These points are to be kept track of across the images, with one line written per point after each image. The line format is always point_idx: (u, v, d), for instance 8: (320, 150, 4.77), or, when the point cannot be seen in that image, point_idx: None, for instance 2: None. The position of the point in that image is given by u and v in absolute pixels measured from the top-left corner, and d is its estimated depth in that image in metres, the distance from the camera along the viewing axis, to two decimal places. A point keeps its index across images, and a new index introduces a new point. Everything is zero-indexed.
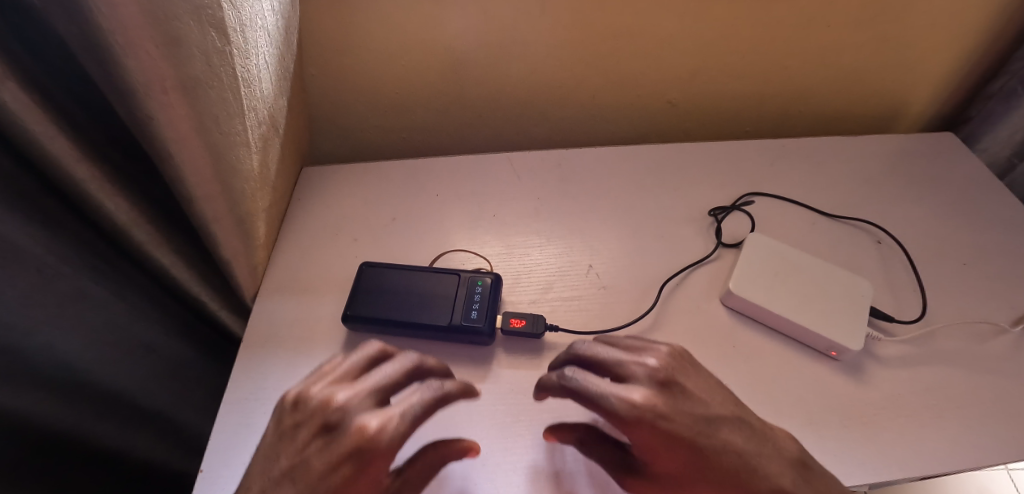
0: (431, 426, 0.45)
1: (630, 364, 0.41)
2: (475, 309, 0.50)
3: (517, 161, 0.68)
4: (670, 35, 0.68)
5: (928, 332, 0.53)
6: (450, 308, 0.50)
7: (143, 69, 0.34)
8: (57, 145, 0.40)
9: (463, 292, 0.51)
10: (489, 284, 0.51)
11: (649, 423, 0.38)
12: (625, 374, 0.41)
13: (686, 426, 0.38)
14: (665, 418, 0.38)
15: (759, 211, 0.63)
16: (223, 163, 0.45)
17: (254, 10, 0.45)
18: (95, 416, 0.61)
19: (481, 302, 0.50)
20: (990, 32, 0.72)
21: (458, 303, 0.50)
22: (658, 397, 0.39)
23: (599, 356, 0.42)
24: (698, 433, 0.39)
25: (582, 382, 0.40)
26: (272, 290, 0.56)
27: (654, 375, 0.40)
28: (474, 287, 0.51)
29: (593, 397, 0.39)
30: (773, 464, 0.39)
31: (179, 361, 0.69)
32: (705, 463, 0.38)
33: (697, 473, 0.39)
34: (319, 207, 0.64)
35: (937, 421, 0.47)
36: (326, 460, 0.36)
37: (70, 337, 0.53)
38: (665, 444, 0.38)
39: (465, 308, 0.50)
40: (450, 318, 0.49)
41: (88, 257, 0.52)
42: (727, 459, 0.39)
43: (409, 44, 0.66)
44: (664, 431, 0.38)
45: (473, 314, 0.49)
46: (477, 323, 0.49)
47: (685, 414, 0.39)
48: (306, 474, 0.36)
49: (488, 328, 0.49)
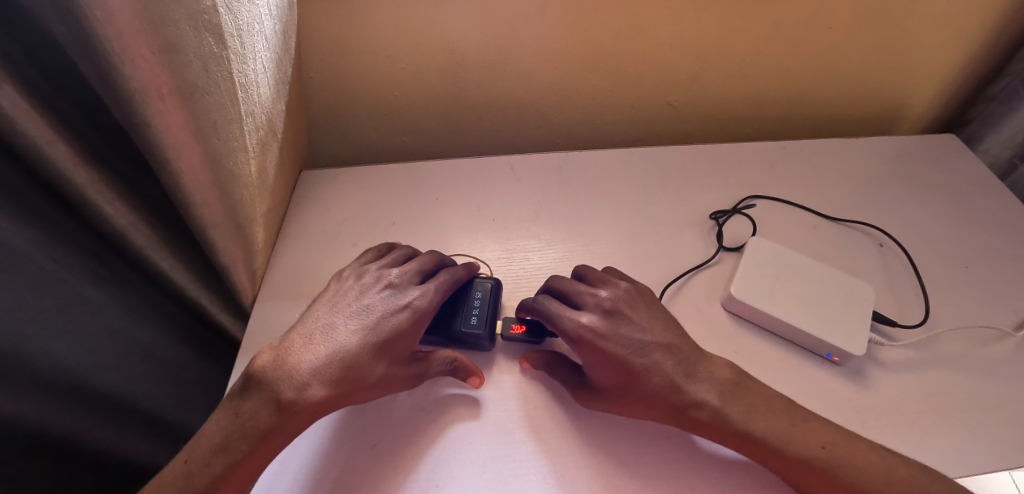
0: (431, 433, 0.45)
1: (586, 294, 0.47)
2: (475, 315, 0.49)
3: (517, 165, 0.68)
4: (670, 37, 0.68)
5: (931, 336, 0.52)
6: (449, 313, 0.49)
7: (140, 77, 0.34)
8: (56, 149, 0.40)
9: (463, 297, 0.50)
10: (489, 288, 0.51)
11: (589, 341, 0.44)
12: (579, 302, 0.47)
13: (623, 348, 0.43)
14: (603, 338, 0.44)
15: (760, 214, 0.63)
16: (220, 169, 0.44)
17: (252, 15, 0.44)
18: (93, 419, 0.60)
19: (481, 307, 0.50)
20: (991, 34, 0.72)
21: (457, 308, 0.50)
22: (601, 320, 0.45)
23: (561, 283, 0.49)
24: (632, 356, 0.43)
25: (541, 305, 0.47)
26: (271, 295, 0.56)
27: (601, 304, 0.46)
28: (474, 292, 0.51)
29: (546, 317, 0.46)
30: (703, 388, 0.43)
31: (179, 366, 0.69)
32: (635, 382, 0.43)
33: (627, 391, 0.43)
34: (318, 211, 0.64)
35: (940, 426, 0.46)
36: (388, 307, 0.46)
37: (69, 342, 0.52)
38: (598, 361, 0.43)
39: (465, 313, 0.49)
40: (450, 324, 0.49)
41: (86, 261, 0.52)
42: (657, 382, 0.42)
43: (407, 47, 0.66)
44: (601, 349, 0.43)
45: (473, 320, 0.49)
46: (477, 328, 0.49)
47: (624, 337, 0.44)
48: (369, 314, 0.46)
49: (488, 333, 0.49)
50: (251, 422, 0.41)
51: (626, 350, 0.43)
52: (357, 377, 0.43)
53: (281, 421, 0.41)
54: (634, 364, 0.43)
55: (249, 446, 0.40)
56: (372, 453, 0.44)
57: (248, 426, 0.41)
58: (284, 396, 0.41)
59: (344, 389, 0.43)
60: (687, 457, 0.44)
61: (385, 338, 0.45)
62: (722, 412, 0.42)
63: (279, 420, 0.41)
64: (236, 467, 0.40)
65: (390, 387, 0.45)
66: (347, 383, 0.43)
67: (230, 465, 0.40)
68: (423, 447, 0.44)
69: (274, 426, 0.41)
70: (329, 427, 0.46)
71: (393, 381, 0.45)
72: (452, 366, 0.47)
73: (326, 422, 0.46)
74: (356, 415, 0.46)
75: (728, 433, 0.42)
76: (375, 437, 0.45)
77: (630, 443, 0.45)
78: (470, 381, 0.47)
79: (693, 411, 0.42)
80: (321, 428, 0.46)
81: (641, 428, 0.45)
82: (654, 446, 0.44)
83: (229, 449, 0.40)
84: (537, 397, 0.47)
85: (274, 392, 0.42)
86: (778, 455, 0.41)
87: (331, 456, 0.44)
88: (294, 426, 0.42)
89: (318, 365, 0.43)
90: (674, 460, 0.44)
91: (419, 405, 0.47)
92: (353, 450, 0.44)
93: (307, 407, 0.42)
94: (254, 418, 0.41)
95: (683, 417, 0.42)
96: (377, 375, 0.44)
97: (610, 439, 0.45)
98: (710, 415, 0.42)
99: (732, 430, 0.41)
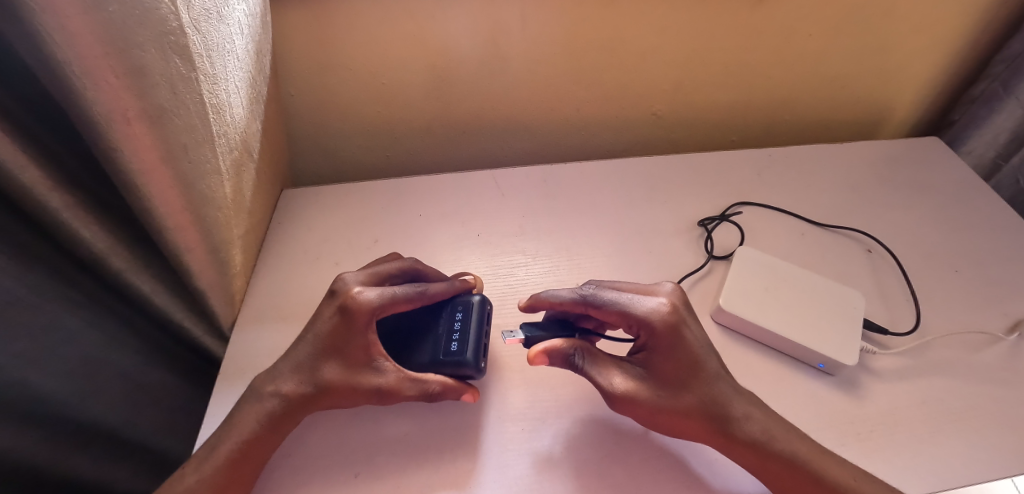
0: (419, 459, 0.44)
1: (654, 286, 0.47)
2: (456, 341, 0.46)
3: (501, 179, 0.68)
4: (653, 48, 0.68)
5: (923, 343, 0.52)
6: (431, 343, 0.47)
7: (104, 101, 0.33)
8: (27, 175, 0.38)
9: (445, 323, 0.48)
10: (469, 309, 0.48)
11: (675, 324, 0.43)
12: (651, 291, 0.46)
13: (696, 340, 0.43)
14: (685, 325, 0.43)
15: (747, 222, 0.63)
16: (193, 192, 0.43)
17: (223, 35, 0.44)
18: (76, 453, 0.57)
19: (462, 330, 0.47)
20: (968, 38, 0.73)
21: (439, 336, 0.47)
22: (681, 307, 0.44)
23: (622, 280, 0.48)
24: (701, 353, 0.43)
25: (612, 296, 0.45)
26: (252, 317, 0.55)
27: (678, 294, 0.46)
28: (454, 315, 0.48)
29: (622, 304, 0.44)
30: (751, 406, 0.42)
31: (162, 394, 0.66)
32: (694, 383, 0.42)
33: (685, 389, 0.42)
34: (299, 230, 0.63)
35: (937, 434, 0.45)
36: (330, 311, 0.46)
37: (46, 371, 0.50)
38: (677, 349, 0.42)
39: (446, 340, 0.47)
40: (431, 353, 0.46)
41: (64, 287, 0.50)
42: (713, 387, 0.42)
43: (390, 63, 0.65)
44: (681, 335, 0.43)
45: (454, 347, 0.46)
46: (459, 355, 0.45)
47: (695, 332, 0.44)
48: (318, 321, 0.46)
49: (471, 357, 0.45)
50: (228, 432, 0.42)
51: (699, 346, 0.43)
52: (312, 379, 0.44)
53: (253, 429, 0.42)
54: (699, 359, 0.42)
55: (227, 457, 0.41)
56: (353, 482, 0.43)
57: (225, 438, 0.41)
58: (254, 405, 0.43)
59: (304, 393, 0.43)
60: (681, 473, 0.43)
61: (333, 342, 0.44)
62: (768, 430, 0.41)
63: (250, 428, 0.42)
64: (217, 480, 0.40)
65: (354, 394, 0.43)
66: (306, 386, 0.44)
67: (212, 477, 0.40)
68: (412, 473, 0.43)
69: (248, 434, 0.42)
70: (309, 453, 0.45)
71: (351, 383, 0.43)
72: (434, 392, 0.44)
73: (306, 450, 0.45)
74: (337, 442, 0.45)
75: (773, 456, 0.40)
76: (358, 465, 0.44)
77: (620, 463, 0.44)
78: (462, 397, 0.45)
79: (741, 428, 0.41)
80: (301, 455, 0.45)
81: (631, 448, 0.45)
82: (645, 464, 0.44)
83: (209, 462, 0.40)
84: (524, 418, 0.46)
85: (248, 403, 0.43)
86: (816, 482, 0.40)
87: (311, 485, 0.43)
88: (271, 435, 0.42)
89: (280, 373, 0.44)
90: (665, 479, 0.43)
91: (404, 430, 0.46)
92: (341, 475, 0.43)
93: (274, 411, 0.43)
94: (231, 431, 0.42)
95: (731, 432, 0.41)
96: (330, 376, 0.44)
97: (601, 460, 0.44)
98: (759, 433, 0.41)
99: (777, 451, 0.40)
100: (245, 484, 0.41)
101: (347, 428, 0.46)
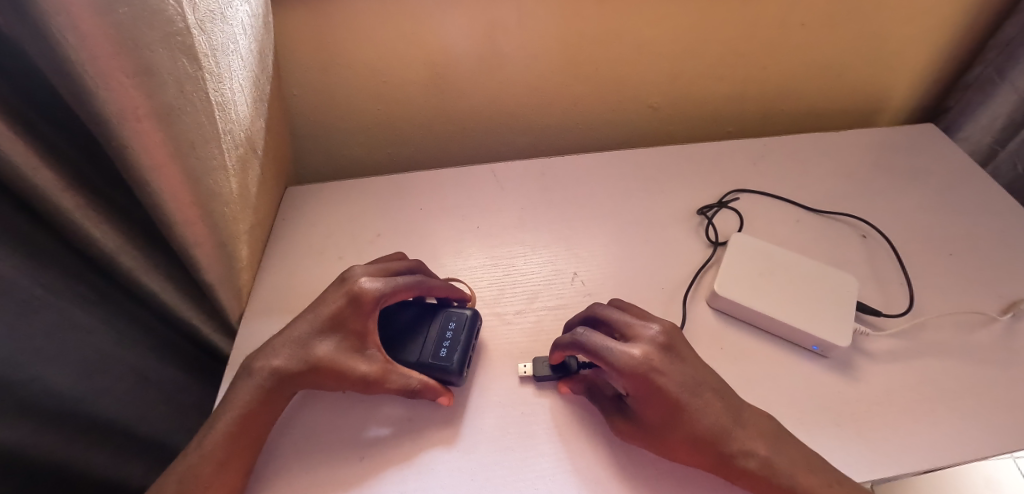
0: (423, 441, 0.45)
1: (639, 327, 0.45)
2: (445, 348, 0.48)
3: (499, 173, 0.69)
4: (648, 41, 0.69)
5: (917, 324, 0.53)
6: (420, 345, 0.48)
7: (116, 99, 0.35)
8: (40, 176, 0.39)
9: (436, 329, 0.49)
10: (462, 321, 0.50)
11: (645, 375, 0.42)
12: (630, 333, 0.45)
13: (675, 386, 0.42)
14: (659, 373, 0.42)
15: (746, 208, 0.64)
16: (200, 188, 0.45)
17: (226, 35, 0.45)
18: (91, 447, 0.59)
19: (453, 340, 0.48)
20: (962, 25, 0.73)
21: (427, 340, 0.48)
22: (656, 353, 0.43)
23: (612, 317, 0.47)
24: (683, 396, 0.42)
25: (592, 339, 0.44)
26: (258, 311, 0.56)
27: (660, 339, 0.44)
28: (446, 324, 0.49)
29: (600, 351, 0.43)
30: (755, 439, 0.41)
31: (173, 389, 0.68)
32: (683, 419, 0.41)
33: (674, 427, 0.41)
34: (304, 226, 0.64)
35: (931, 414, 0.46)
36: (335, 296, 0.48)
37: (62, 368, 0.52)
38: (653, 396, 0.41)
39: (436, 344, 0.48)
40: (419, 355, 0.47)
41: (76, 286, 0.51)
42: (707, 425, 0.41)
43: (389, 61, 0.67)
44: (656, 385, 0.41)
45: (442, 353, 0.47)
46: (445, 361, 0.47)
47: (678, 376, 0.42)
48: (322, 305, 0.48)
49: (457, 366, 0.47)
50: (226, 409, 0.43)
51: (682, 390, 0.42)
52: (305, 357, 0.45)
53: (247, 403, 0.43)
54: (680, 400, 0.41)
55: (225, 432, 0.42)
56: (361, 464, 0.44)
57: (223, 414, 0.43)
58: (249, 379, 0.45)
59: (295, 369, 0.45)
60: None
61: (333, 325, 0.47)
62: (771, 462, 0.40)
63: (244, 404, 0.43)
64: (217, 454, 0.41)
65: (341, 378, 0.45)
66: (297, 363, 0.45)
67: (212, 452, 0.42)
68: (412, 456, 0.44)
69: (242, 410, 0.43)
70: (318, 438, 0.46)
71: (341, 366, 0.45)
72: (413, 388, 0.45)
73: (314, 436, 0.46)
74: (344, 427, 0.46)
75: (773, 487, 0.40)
76: (364, 449, 0.45)
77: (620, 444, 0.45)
78: (439, 399, 0.46)
79: (737, 457, 0.40)
80: (309, 441, 0.46)
81: None
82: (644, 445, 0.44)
83: (208, 439, 0.42)
84: (526, 402, 0.48)
85: (243, 378, 0.45)
86: None
87: (321, 470, 0.44)
88: (263, 409, 0.44)
89: (275, 349, 0.46)
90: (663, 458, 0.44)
91: (407, 415, 0.47)
92: (348, 460, 0.44)
93: (267, 387, 0.44)
94: (228, 407, 0.44)
95: (727, 464, 0.41)
96: (321, 355, 0.45)
97: (601, 440, 0.45)
98: (758, 465, 0.40)
99: (778, 484, 0.40)
100: (248, 462, 0.43)
101: (353, 414, 0.47)
